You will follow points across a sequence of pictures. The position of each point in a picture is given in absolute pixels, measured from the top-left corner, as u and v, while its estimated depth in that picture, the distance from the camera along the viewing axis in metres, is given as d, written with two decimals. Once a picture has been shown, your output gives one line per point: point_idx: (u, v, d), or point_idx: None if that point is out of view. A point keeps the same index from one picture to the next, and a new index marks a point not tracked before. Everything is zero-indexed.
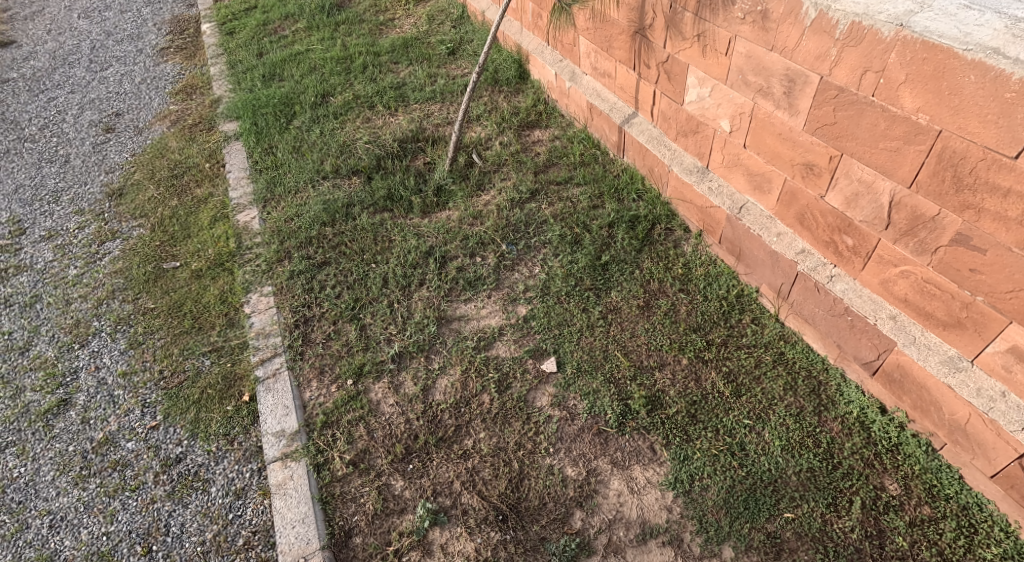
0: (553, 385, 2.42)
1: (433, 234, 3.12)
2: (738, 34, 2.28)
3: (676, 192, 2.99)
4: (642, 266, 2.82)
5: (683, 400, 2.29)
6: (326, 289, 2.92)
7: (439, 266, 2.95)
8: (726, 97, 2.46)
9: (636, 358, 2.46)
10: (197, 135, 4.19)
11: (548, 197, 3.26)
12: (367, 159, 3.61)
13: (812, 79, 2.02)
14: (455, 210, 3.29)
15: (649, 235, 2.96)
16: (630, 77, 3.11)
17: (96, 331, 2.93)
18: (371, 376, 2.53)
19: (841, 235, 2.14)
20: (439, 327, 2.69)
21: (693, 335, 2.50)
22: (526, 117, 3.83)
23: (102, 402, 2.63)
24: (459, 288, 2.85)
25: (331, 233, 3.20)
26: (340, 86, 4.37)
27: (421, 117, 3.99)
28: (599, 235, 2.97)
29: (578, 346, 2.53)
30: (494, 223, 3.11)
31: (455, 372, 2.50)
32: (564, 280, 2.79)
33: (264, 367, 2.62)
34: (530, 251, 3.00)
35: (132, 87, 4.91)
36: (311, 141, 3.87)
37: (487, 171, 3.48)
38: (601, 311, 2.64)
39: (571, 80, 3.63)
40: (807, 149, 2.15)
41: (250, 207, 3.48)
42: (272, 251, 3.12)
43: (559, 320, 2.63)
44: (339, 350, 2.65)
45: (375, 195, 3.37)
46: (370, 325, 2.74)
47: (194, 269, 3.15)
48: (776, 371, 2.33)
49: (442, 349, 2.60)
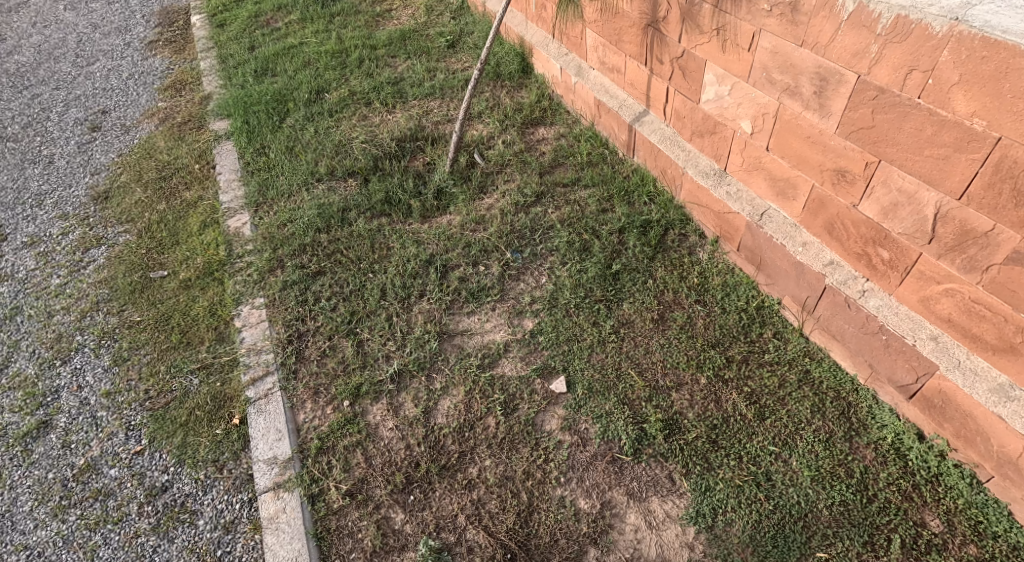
0: (563, 407, 2.27)
1: (433, 241, 2.95)
2: (763, 28, 2.09)
3: (690, 196, 2.82)
4: (655, 275, 2.69)
5: (703, 424, 2.14)
6: (321, 300, 2.76)
7: (439, 276, 2.79)
8: (747, 96, 2.29)
9: (651, 377, 2.32)
10: (186, 134, 4.01)
11: (554, 201, 3.09)
12: (364, 160, 3.44)
13: (847, 78, 1.84)
14: (456, 214, 3.13)
15: (662, 242, 2.82)
16: (641, 73, 2.94)
17: (79, 347, 2.80)
18: (368, 397, 2.38)
19: (877, 247, 1.97)
20: (441, 342, 2.53)
21: (712, 351, 2.37)
22: (529, 114, 3.66)
23: (84, 424, 2.48)
24: (461, 300, 2.69)
25: (326, 240, 3.03)
26: (335, 81, 4.18)
27: (420, 114, 3.80)
28: (609, 242, 2.83)
29: (589, 364, 2.39)
30: (499, 229, 2.94)
31: (458, 393, 2.35)
32: (573, 292, 2.64)
33: (255, 388, 2.48)
34: (536, 259, 2.83)
35: (119, 82, 4.73)
36: (304, 140, 3.68)
37: (489, 173, 3.32)
38: (613, 325, 2.50)
39: (578, 76, 3.46)
40: (839, 154, 1.98)
41: (241, 211, 3.31)
42: (264, 260, 2.97)
43: (569, 335, 2.49)
44: (335, 368, 2.49)
45: (372, 198, 3.21)
46: (367, 340, 2.58)
47: (182, 279, 3.02)
48: (802, 393, 2.19)
49: (444, 367, 2.45)
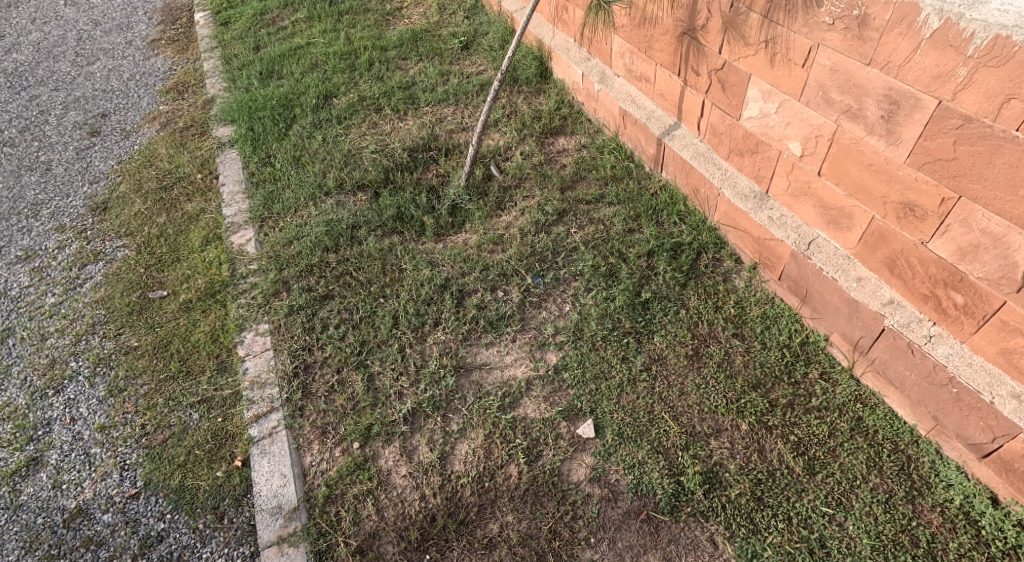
0: (591, 454, 2.10)
1: (449, 263, 2.77)
2: (821, 42, 1.90)
3: (725, 217, 2.62)
4: (688, 304, 2.50)
5: (747, 479, 1.98)
6: (329, 328, 2.58)
7: (455, 302, 2.61)
8: (798, 116, 2.09)
9: (687, 422, 2.15)
10: (188, 140, 3.82)
11: (577, 219, 2.89)
12: (375, 172, 3.25)
13: (925, 103, 1.65)
14: (472, 233, 2.93)
15: (695, 266, 2.63)
16: (673, 84, 2.74)
17: (73, 374, 2.64)
18: (380, 439, 2.22)
19: (948, 291, 1.79)
20: (457, 378, 2.36)
21: (753, 394, 2.20)
22: (549, 123, 3.46)
23: (77, 462, 2.33)
24: (479, 329, 2.50)
25: (334, 261, 2.85)
26: (344, 85, 3.99)
27: (433, 122, 3.61)
28: (638, 266, 2.63)
29: (618, 405, 2.21)
30: (518, 251, 2.75)
31: (476, 436, 2.18)
32: (599, 322, 2.45)
33: (258, 426, 2.32)
34: (559, 285, 2.63)
35: (120, 84, 4.55)
36: (312, 149, 3.49)
37: (507, 187, 3.12)
38: (644, 362, 2.32)
39: (601, 83, 3.26)
40: (907, 186, 1.79)
41: (245, 227, 3.13)
42: (269, 281, 2.79)
43: (595, 371, 2.31)
44: (343, 406, 2.32)
45: (384, 214, 3.02)
46: (378, 374, 2.41)
47: (183, 301, 2.85)
48: (855, 444, 2.02)
49: (461, 407, 2.27)
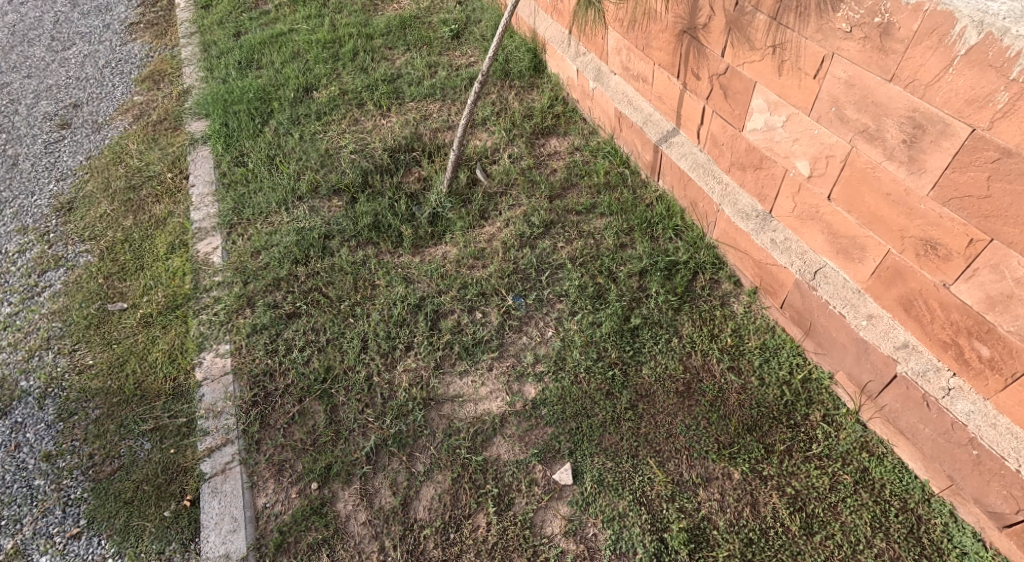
0: (567, 504, 1.94)
1: (425, 280, 2.56)
2: (836, 52, 1.66)
3: (724, 236, 2.40)
4: (681, 332, 2.29)
5: (736, 538, 1.81)
6: (292, 351, 2.41)
7: (430, 324, 2.41)
8: (807, 132, 1.86)
9: (673, 469, 1.98)
10: (160, 136, 3.60)
11: (565, 231, 2.68)
12: (352, 174, 3.03)
13: (955, 130, 1.43)
14: (452, 245, 2.72)
15: (690, 288, 2.42)
16: (671, 86, 2.50)
17: (22, 395, 2.48)
18: (340, 479, 2.07)
19: (972, 342, 1.58)
20: (426, 412, 2.18)
21: (747, 438, 2.01)
22: (541, 122, 3.22)
23: (18, 495, 2.19)
24: (454, 356, 2.31)
25: (302, 274, 2.66)
26: (325, 76, 3.75)
27: (417, 119, 3.37)
28: (628, 287, 2.43)
29: (599, 448, 2.04)
30: (500, 268, 2.54)
31: (444, 480, 2.03)
32: (583, 351, 2.25)
33: (211, 461, 2.18)
34: (542, 306, 2.43)
35: (94, 71, 4.32)
36: (287, 148, 3.26)
37: (492, 194, 2.90)
38: (629, 399, 2.13)
39: (597, 80, 3.01)
40: (929, 222, 1.57)
41: (213, 233, 2.93)
42: (233, 297, 2.61)
43: (576, 408, 2.12)
44: (303, 441, 2.17)
45: (359, 223, 2.82)
46: (342, 405, 2.24)
47: (142, 315, 2.68)
48: (859, 501, 1.84)
49: (429, 446, 2.11)
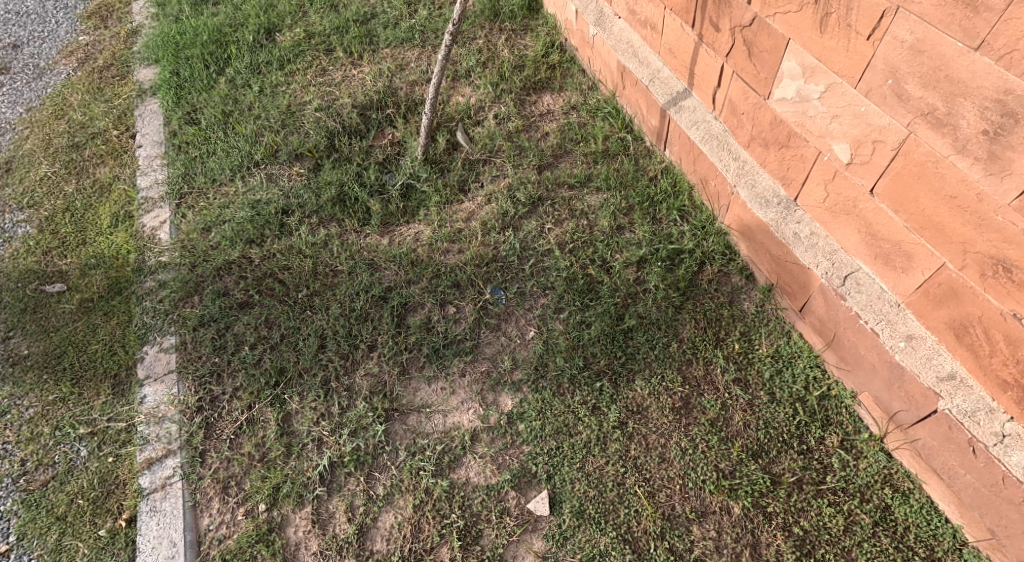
0: (542, 539, 1.71)
1: (393, 266, 2.26)
2: (903, 5, 1.27)
3: (738, 222, 2.06)
4: (681, 334, 1.99)
5: None
6: (243, 349, 2.15)
7: (396, 321, 2.14)
8: (850, 107, 1.48)
9: (664, 501, 1.73)
10: (106, 85, 3.16)
11: (555, 210, 2.33)
12: (315, 137, 2.66)
13: None
14: (425, 224, 2.39)
15: (694, 281, 2.10)
16: (683, 36, 2.08)
17: None
18: (290, 501, 1.85)
19: None
20: (388, 424, 1.95)
21: (752, 465, 1.75)
22: (533, 74, 2.80)
23: None
24: (422, 359, 2.05)
25: (257, 257, 2.36)
26: (291, 16, 3.30)
27: (392, 70, 2.95)
28: (623, 280, 2.11)
29: (581, 473, 1.79)
30: (477, 254, 2.23)
31: (405, 505, 1.80)
32: (568, 357, 1.98)
33: (150, 474, 1.96)
34: (524, 301, 2.14)
35: (36, 5, 3.86)
36: (245, 103, 2.88)
37: (474, 161, 2.54)
38: (618, 415, 1.87)
39: (598, 25, 2.57)
40: (1004, 237, 1.23)
41: (161, 204, 2.59)
42: (179, 282, 2.32)
43: (556, 425, 1.87)
44: (251, 455, 1.95)
45: (322, 196, 2.48)
46: (296, 414, 2.01)
47: (83, 299, 2.38)
48: (877, 547, 1.58)
49: (389, 464, 1.88)
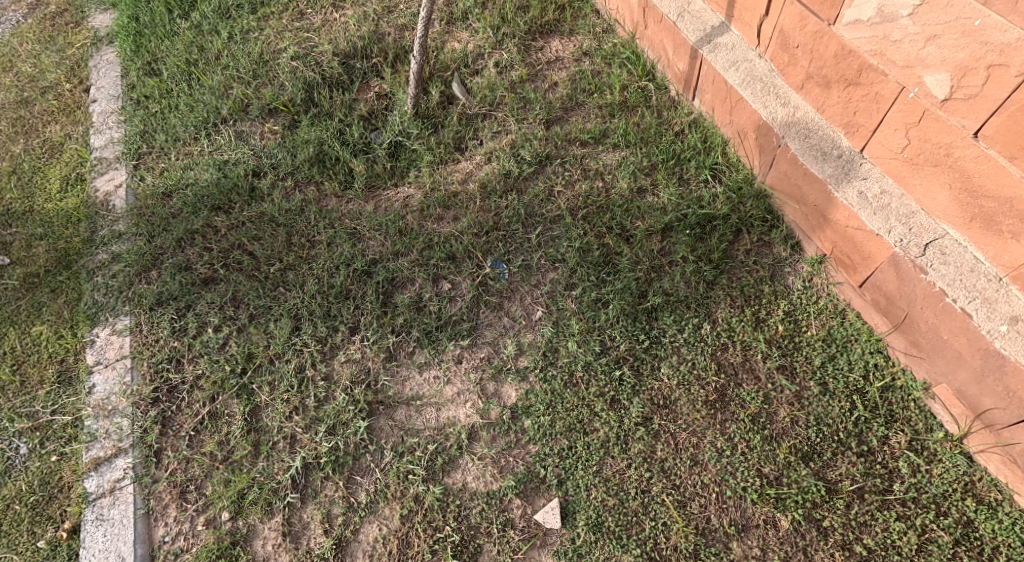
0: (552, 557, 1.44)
1: (378, 236, 1.96)
2: None
3: (782, 182, 1.75)
4: (715, 314, 1.70)
5: None
6: (205, 331, 1.86)
7: (383, 299, 1.85)
8: (954, 23, 1.18)
9: (698, 513, 1.45)
10: (58, 33, 2.82)
11: (566, 170, 2.02)
12: (291, 89, 2.34)
13: None
14: (416, 187, 2.08)
15: (729, 251, 1.79)
16: None
17: None
18: (256, 510, 1.58)
19: None
20: (372, 420, 1.67)
21: (804, 471, 1.46)
22: (539, 15, 2.45)
23: None
24: (412, 343, 1.77)
25: (223, 226, 2.06)
26: None
27: (378, 13, 2.61)
28: (646, 251, 1.81)
29: (598, 479, 1.51)
30: (475, 221, 1.93)
31: (391, 515, 1.53)
32: (582, 341, 1.69)
33: (98, 477, 1.67)
34: (530, 276, 1.84)
35: None
36: (213, 52, 2.54)
37: (471, 116, 2.22)
38: (642, 410, 1.58)
39: None
40: None
41: (117, 166, 2.28)
42: (135, 254, 2.02)
43: (569, 421, 1.58)
44: (213, 455, 1.67)
45: (298, 155, 2.17)
46: (265, 407, 1.72)
47: (27, 273, 2.07)
48: None
49: (373, 467, 1.60)
